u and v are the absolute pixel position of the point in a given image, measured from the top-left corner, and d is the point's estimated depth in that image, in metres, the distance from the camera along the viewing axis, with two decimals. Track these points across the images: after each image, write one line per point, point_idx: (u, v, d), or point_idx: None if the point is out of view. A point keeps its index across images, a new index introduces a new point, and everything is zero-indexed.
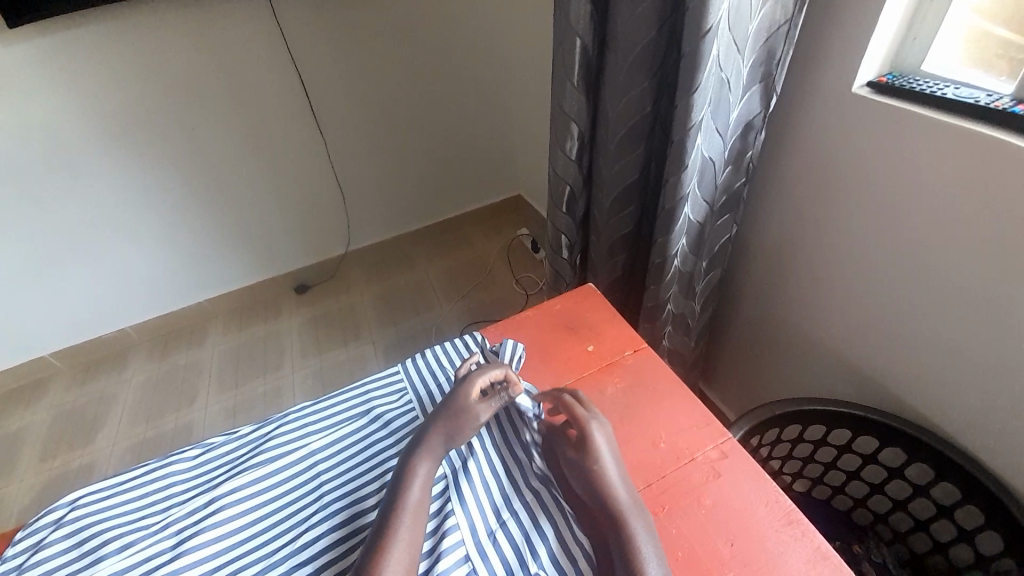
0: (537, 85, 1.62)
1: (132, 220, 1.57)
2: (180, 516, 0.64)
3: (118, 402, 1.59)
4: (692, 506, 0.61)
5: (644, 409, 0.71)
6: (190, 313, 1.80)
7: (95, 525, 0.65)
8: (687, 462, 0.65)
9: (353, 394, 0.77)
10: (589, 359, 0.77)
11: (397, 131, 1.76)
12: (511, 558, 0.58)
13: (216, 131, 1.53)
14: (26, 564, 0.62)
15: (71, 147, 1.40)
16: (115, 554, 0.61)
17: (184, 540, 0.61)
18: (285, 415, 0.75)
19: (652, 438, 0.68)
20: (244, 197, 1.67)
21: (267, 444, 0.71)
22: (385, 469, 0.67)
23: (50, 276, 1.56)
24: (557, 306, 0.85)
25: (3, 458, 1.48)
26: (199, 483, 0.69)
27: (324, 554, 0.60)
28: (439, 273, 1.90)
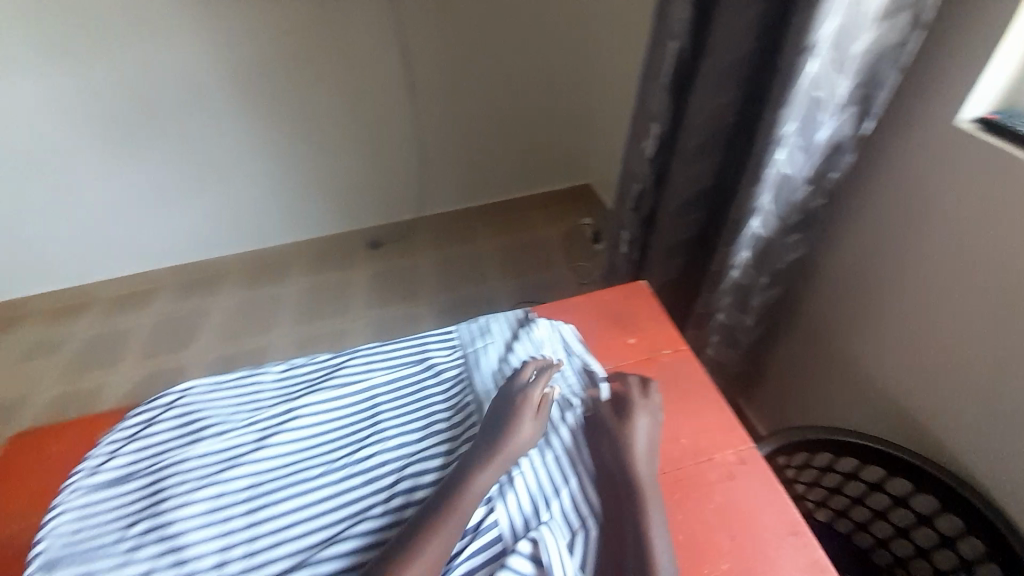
0: (622, 76, 1.64)
1: (242, 161, 1.81)
2: (263, 416, 0.77)
3: (209, 319, 1.84)
4: (701, 499, 0.65)
5: (672, 406, 0.74)
6: (276, 252, 2.02)
7: (198, 411, 0.79)
8: (704, 460, 0.68)
9: (413, 342, 0.87)
10: (628, 351, 0.81)
11: (481, 109, 1.85)
12: (524, 503, 0.63)
13: (323, 91, 1.71)
14: (145, 431, 0.77)
15: (208, 92, 1.66)
16: (211, 436, 0.75)
17: (267, 435, 0.74)
18: (353, 351, 0.86)
19: (675, 434, 0.71)
20: (336, 153, 1.85)
21: (336, 372, 0.82)
22: (432, 412, 0.76)
23: (175, 201, 1.84)
24: (605, 296, 0.89)
25: (119, 348, 1.77)
26: (279, 394, 0.81)
27: (374, 471, 0.70)
28: (498, 250, 1.99)
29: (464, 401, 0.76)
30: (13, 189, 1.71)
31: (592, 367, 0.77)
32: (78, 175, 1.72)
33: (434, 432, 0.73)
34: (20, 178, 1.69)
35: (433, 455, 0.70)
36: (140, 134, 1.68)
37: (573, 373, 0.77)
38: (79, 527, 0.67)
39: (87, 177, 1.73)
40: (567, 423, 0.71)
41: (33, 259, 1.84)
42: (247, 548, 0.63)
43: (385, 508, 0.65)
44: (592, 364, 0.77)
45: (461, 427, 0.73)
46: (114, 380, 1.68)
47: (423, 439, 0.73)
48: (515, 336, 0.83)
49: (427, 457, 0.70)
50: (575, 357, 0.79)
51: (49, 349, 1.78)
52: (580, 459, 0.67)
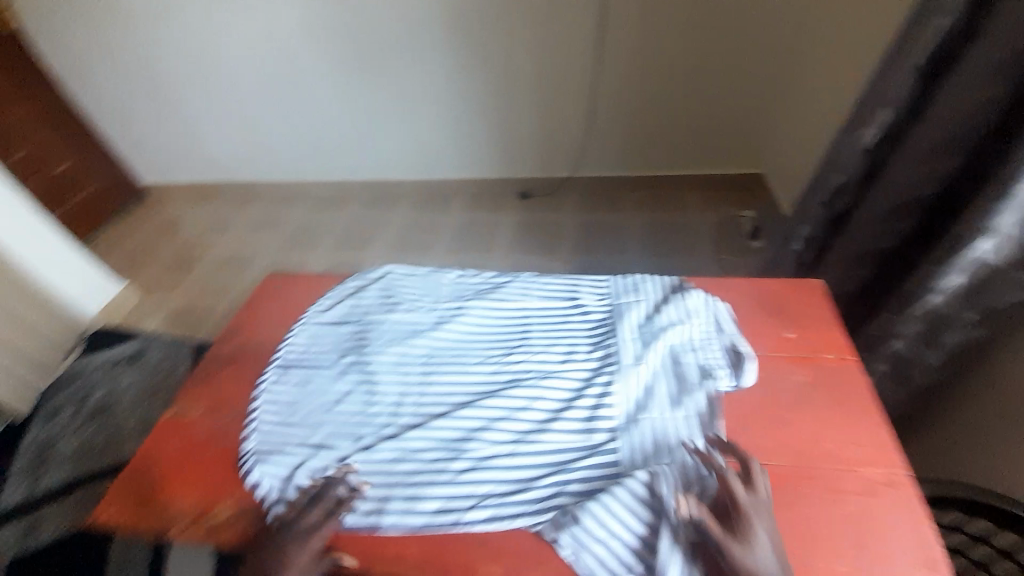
0: (844, 61, 1.48)
1: (437, 98, 2.04)
2: (437, 306, 0.91)
3: (383, 231, 2.17)
4: (832, 503, 0.62)
5: (822, 409, 0.70)
6: (443, 185, 2.27)
7: (390, 289, 0.96)
8: (846, 470, 0.64)
9: (566, 281, 0.94)
10: (783, 344, 0.78)
11: (664, 76, 1.87)
12: (645, 443, 0.68)
13: (523, 43, 1.85)
14: (350, 292, 0.96)
15: (427, 32, 1.88)
16: (397, 310, 0.91)
17: (441, 321, 0.88)
18: (514, 275, 0.97)
19: (818, 435, 0.68)
20: (517, 103, 2.00)
21: (497, 288, 0.93)
22: (576, 342, 0.82)
23: (377, 125, 2.16)
24: (771, 285, 0.87)
25: (317, 238, 2.20)
26: (450, 292, 0.95)
27: (518, 374, 0.79)
28: (644, 224, 1.98)
29: (608, 341, 0.81)
30: (273, 95, 2.17)
31: (742, 349, 0.76)
32: (317, 89, 2.11)
33: (575, 358, 0.80)
34: (279, 86, 2.13)
35: (571, 378, 0.77)
36: (367, 62, 1.99)
37: (720, 348, 0.76)
38: (306, 348, 0.87)
39: (322, 93, 2.11)
40: (704, 391, 0.72)
41: (274, 154, 2.36)
42: (416, 400, 0.77)
43: (525, 407, 0.74)
44: (742, 345, 0.76)
45: (600, 362, 0.78)
46: (311, 260, 2.11)
47: (565, 361, 0.79)
48: (668, 297, 0.85)
49: (565, 378, 0.77)
50: (723, 334, 0.78)
51: (274, 224, 2.33)
52: (711, 427, 0.68)
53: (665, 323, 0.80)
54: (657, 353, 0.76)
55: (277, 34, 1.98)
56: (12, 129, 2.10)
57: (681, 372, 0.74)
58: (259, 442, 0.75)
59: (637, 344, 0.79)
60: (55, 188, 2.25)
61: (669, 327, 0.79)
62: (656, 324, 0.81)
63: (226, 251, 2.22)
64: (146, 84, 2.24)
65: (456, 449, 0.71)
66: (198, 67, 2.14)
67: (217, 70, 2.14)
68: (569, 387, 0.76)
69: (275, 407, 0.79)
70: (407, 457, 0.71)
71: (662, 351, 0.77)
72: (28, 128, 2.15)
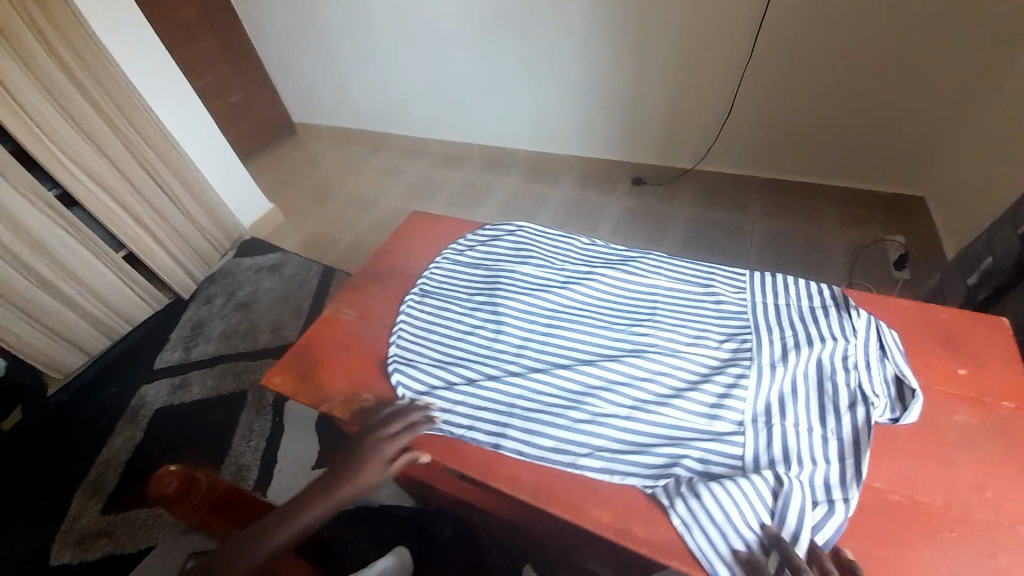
0: None
1: (566, 71, 1.98)
2: (569, 270, 0.97)
3: (493, 195, 2.25)
4: (981, 551, 0.57)
5: (987, 455, 0.63)
6: (559, 159, 2.28)
7: (529, 246, 1.04)
8: (1006, 524, 0.58)
9: (702, 269, 0.93)
10: (951, 378, 0.71)
11: (826, 75, 1.62)
12: (773, 444, 0.66)
13: (666, 22, 1.70)
14: (493, 242, 1.06)
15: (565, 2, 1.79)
16: (533, 266, 0.98)
17: (571, 283, 0.93)
18: (647, 255, 0.99)
19: (976, 481, 0.62)
20: (649, 86, 1.89)
21: (630, 264, 0.96)
22: (706, 329, 0.82)
23: (503, 92, 2.18)
24: (944, 315, 0.79)
25: (432, 192, 2.34)
26: (583, 259, 1.00)
27: (642, 347, 0.81)
28: (765, 232, 1.84)
29: (743, 335, 0.79)
30: (411, 51, 2.26)
31: (909, 386, 0.70)
32: (451, 50, 2.15)
33: (702, 344, 0.80)
34: (417, 43, 2.21)
35: (698, 363, 0.77)
36: (502, 27, 1.97)
37: (880, 377, 0.71)
38: (447, 280, 0.99)
39: (455, 54, 2.16)
40: (856, 415, 0.66)
41: (405, 107, 2.50)
42: (540, 348, 0.84)
43: (647, 377, 0.77)
44: (911, 380, 0.69)
45: (730, 353, 0.77)
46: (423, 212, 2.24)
47: (693, 344, 0.80)
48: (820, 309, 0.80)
49: (691, 361, 0.77)
50: (887, 363, 0.72)
51: (399, 173, 2.51)
52: (859, 452, 0.63)
53: (818, 334, 0.76)
54: (802, 360, 0.72)
55: None
56: (202, 57, 2.42)
57: (829, 385, 0.70)
58: (401, 351, 0.88)
59: (777, 345, 0.76)
60: (228, 113, 2.59)
61: (823, 339, 0.74)
62: (807, 332, 0.76)
63: (353, 190, 2.44)
64: (304, 29, 2.45)
65: (574, 400, 0.76)
66: (350, 19, 2.28)
67: (364, 22, 2.26)
68: (694, 370, 0.77)
69: (414, 327, 0.91)
70: (528, 397, 0.78)
71: (810, 360, 0.73)
72: (214, 58, 2.48)
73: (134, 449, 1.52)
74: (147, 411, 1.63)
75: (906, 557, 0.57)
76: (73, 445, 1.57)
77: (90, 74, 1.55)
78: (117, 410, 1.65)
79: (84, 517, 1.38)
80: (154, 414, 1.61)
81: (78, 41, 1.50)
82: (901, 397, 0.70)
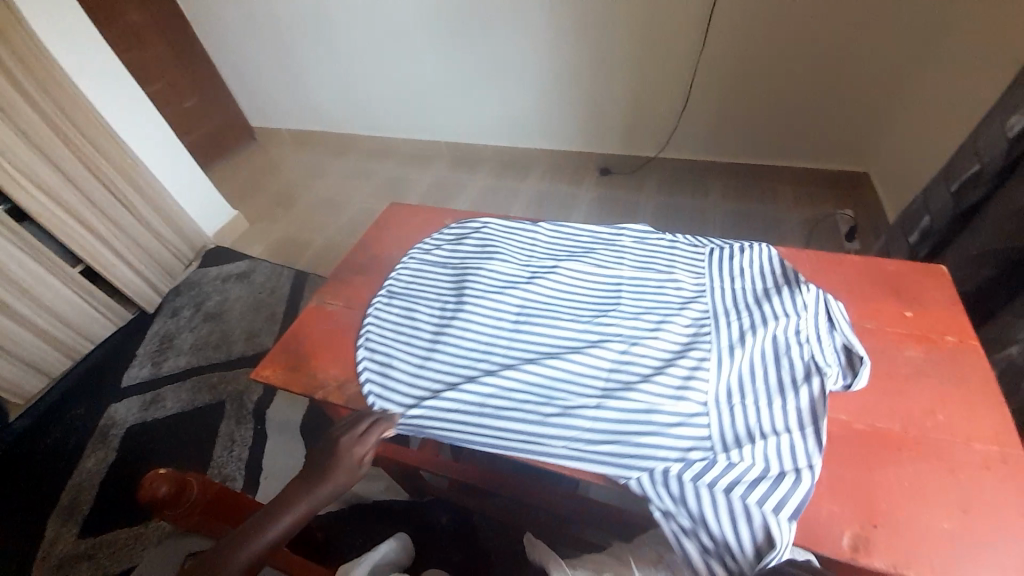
0: (994, 60, 1.29)
1: (527, 66, 2.02)
2: (535, 264, 0.96)
3: (465, 191, 2.26)
4: (938, 469, 0.63)
5: (938, 386, 0.70)
6: (526, 153, 2.31)
7: (495, 241, 1.02)
8: (956, 443, 0.65)
9: (665, 255, 0.95)
10: (901, 321, 0.78)
11: (773, 60, 1.72)
12: (737, 423, 0.68)
13: (621, 14, 1.75)
14: (459, 240, 1.04)
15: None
16: (499, 261, 0.97)
17: (537, 276, 0.93)
18: (613, 245, 0.99)
19: (930, 408, 0.68)
20: (609, 78, 1.95)
21: (594, 255, 0.97)
22: (670, 314, 0.83)
23: (467, 88, 2.20)
24: (891, 267, 0.86)
25: (402, 191, 2.33)
26: (550, 252, 1.00)
27: (608, 337, 0.82)
28: (726, 213, 1.93)
29: (704, 318, 0.81)
30: (371, 51, 2.24)
31: (857, 352, 0.73)
32: (412, 49, 2.16)
33: (667, 328, 0.81)
34: (377, 42, 2.20)
35: (662, 348, 0.78)
36: (461, 24, 1.99)
37: (831, 348, 0.73)
38: (414, 280, 0.98)
39: (416, 53, 2.16)
40: (812, 386, 0.69)
41: (368, 108, 2.48)
42: (507, 345, 0.83)
43: (614, 367, 0.77)
44: (858, 347, 0.73)
45: (693, 337, 0.79)
46: None
47: (657, 329, 0.81)
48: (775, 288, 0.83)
49: (654, 348, 0.78)
50: (836, 334, 0.75)
51: (367, 174, 2.49)
52: (818, 421, 0.66)
53: (773, 312, 0.78)
54: (757, 340, 0.75)
55: None
56: (151, 63, 2.34)
57: (784, 361, 0.73)
58: (369, 355, 0.86)
59: (736, 327, 0.78)
60: (183, 120, 2.50)
61: (776, 317, 0.77)
62: (763, 312, 0.79)
63: (321, 193, 2.40)
64: (258, 32, 2.39)
65: (544, 395, 0.76)
66: (307, 20, 2.24)
67: (321, 24, 2.23)
68: (659, 355, 0.77)
69: (381, 330, 0.89)
70: (500, 394, 0.77)
71: (765, 338, 0.75)
72: (166, 64, 2.40)
73: (107, 470, 1.46)
74: (119, 430, 1.56)
75: (871, 478, 0.64)
76: (39, 471, 1.49)
77: (37, 84, 1.48)
78: (85, 432, 1.57)
79: (60, 542, 1.32)
80: (125, 433, 1.55)
81: (26, 54, 1.44)
82: (851, 363, 0.73)
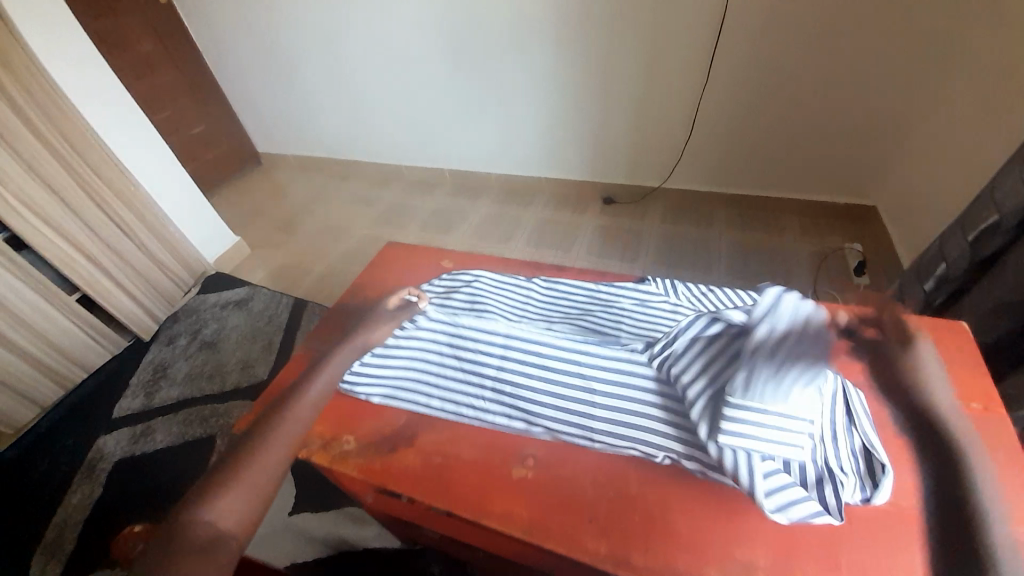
0: (1000, 96, 1.28)
1: (530, 96, 2.03)
2: (525, 324, 0.87)
3: (468, 218, 2.25)
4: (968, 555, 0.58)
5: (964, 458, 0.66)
6: (529, 181, 2.31)
7: (485, 294, 0.93)
8: (987, 524, 0.60)
9: (667, 319, 0.84)
10: (922, 385, 0.74)
11: (775, 94, 1.72)
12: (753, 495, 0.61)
13: (623, 47, 1.77)
14: (445, 292, 0.96)
15: (525, 30, 1.85)
16: (486, 319, 0.87)
17: (525, 339, 0.83)
18: (612, 304, 0.90)
19: (956, 484, 0.64)
20: (611, 108, 1.95)
21: (591, 316, 0.87)
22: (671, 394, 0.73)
23: (470, 118, 2.21)
24: (909, 323, 0.83)
25: (404, 218, 2.33)
26: (542, 311, 0.90)
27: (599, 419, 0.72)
28: (732, 244, 1.90)
29: None
30: (377, 81, 2.28)
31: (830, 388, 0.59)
32: (417, 80, 2.19)
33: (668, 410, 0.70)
34: (382, 73, 2.23)
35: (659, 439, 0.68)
36: (465, 56, 2.02)
37: (849, 452, 0.65)
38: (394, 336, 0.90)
39: (421, 83, 2.19)
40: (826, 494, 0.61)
41: (373, 135, 2.51)
42: None
43: None
44: (880, 453, 0.65)
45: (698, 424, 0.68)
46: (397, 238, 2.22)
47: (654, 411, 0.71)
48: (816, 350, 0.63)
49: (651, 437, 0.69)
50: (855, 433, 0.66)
51: (370, 200, 2.49)
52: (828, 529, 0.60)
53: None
54: None
55: (382, 22, 2.05)
56: (161, 90, 2.38)
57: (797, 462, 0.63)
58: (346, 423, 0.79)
59: None
60: (190, 145, 2.53)
61: None
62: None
63: (324, 220, 2.40)
64: (266, 61, 2.44)
65: None
66: (314, 50, 2.29)
67: (328, 54, 2.28)
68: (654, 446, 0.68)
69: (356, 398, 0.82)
70: None
71: None
72: (177, 92, 2.44)
73: (93, 506, 1.41)
74: (107, 463, 1.52)
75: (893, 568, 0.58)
76: (22, 507, 1.44)
77: (42, 112, 1.49)
78: (72, 466, 1.53)
79: None
80: (113, 468, 1.50)
81: (29, 81, 1.45)
82: (870, 472, 0.65)
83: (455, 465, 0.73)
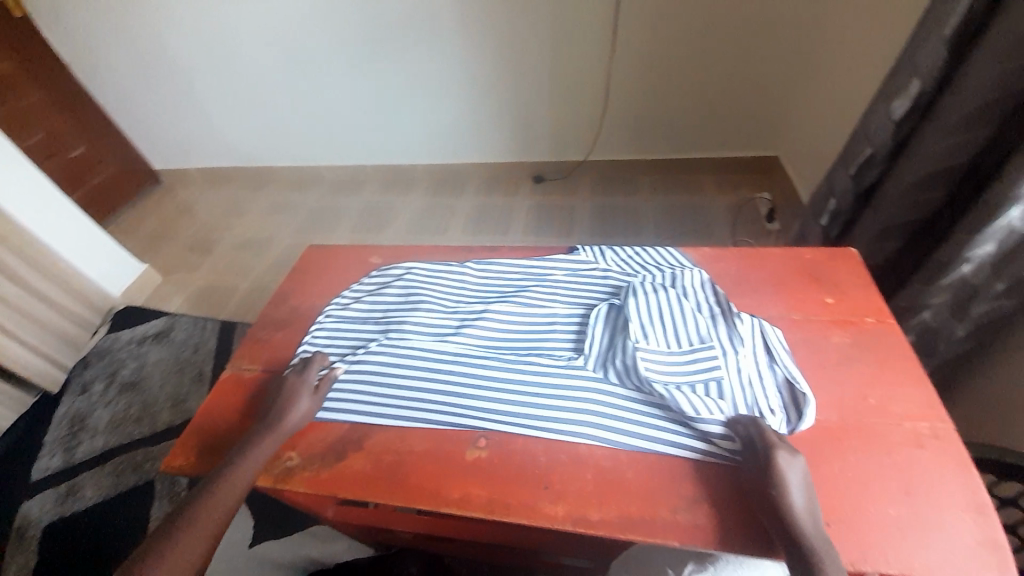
0: (865, 42, 1.41)
1: (443, 82, 1.99)
2: (462, 311, 0.88)
3: (400, 213, 2.19)
4: (878, 453, 0.66)
5: (868, 370, 0.74)
6: (457, 168, 2.27)
7: (418, 287, 0.93)
8: (891, 423, 0.68)
9: (599, 285, 0.88)
10: (826, 309, 0.82)
11: (676, 58, 1.79)
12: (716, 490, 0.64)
13: (527, 23, 1.77)
14: (377, 291, 0.95)
15: (427, 13, 1.79)
16: (423, 311, 0.87)
17: (464, 325, 0.85)
18: (544, 277, 0.92)
19: (862, 393, 0.71)
20: (526, 87, 1.95)
21: (526, 292, 0.89)
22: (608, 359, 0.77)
23: (385, 109, 2.13)
24: (809, 255, 0.91)
25: (331, 221, 2.22)
26: (478, 293, 0.91)
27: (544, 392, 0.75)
28: (658, 208, 1.99)
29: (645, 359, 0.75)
30: (277, 79, 2.12)
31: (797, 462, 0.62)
32: (320, 74, 2.06)
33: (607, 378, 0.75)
34: (281, 70, 2.08)
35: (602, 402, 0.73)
36: (368, 45, 1.93)
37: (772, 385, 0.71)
38: (330, 344, 0.87)
39: (325, 77, 2.07)
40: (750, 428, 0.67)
41: (283, 139, 2.35)
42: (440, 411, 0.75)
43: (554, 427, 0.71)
44: (800, 382, 0.70)
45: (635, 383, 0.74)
46: (326, 242, 2.12)
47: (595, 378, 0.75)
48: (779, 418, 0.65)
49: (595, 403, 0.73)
50: (776, 367, 0.72)
51: (291, 207, 2.35)
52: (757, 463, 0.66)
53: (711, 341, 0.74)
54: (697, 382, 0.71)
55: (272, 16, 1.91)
56: (22, 113, 2.09)
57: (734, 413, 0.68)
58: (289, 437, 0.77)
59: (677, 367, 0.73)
60: (69, 171, 2.25)
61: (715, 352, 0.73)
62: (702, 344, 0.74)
63: (243, 234, 2.24)
64: (144, 68, 2.20)
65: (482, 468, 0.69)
66: (199, 51, 2.09)
67: (215, 54, 2.09)
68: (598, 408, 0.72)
69: None
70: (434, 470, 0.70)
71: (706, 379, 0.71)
72: (42, 112, 2.15)
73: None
74: (34, 533, 1.35)
75: (823, 476, 0.64)
76: None
77: None
78: None
79: None
80: (43, 533, 1.35)
81: None
82: (794, 401, 0.70)
83: (412, 462, 0.72)
